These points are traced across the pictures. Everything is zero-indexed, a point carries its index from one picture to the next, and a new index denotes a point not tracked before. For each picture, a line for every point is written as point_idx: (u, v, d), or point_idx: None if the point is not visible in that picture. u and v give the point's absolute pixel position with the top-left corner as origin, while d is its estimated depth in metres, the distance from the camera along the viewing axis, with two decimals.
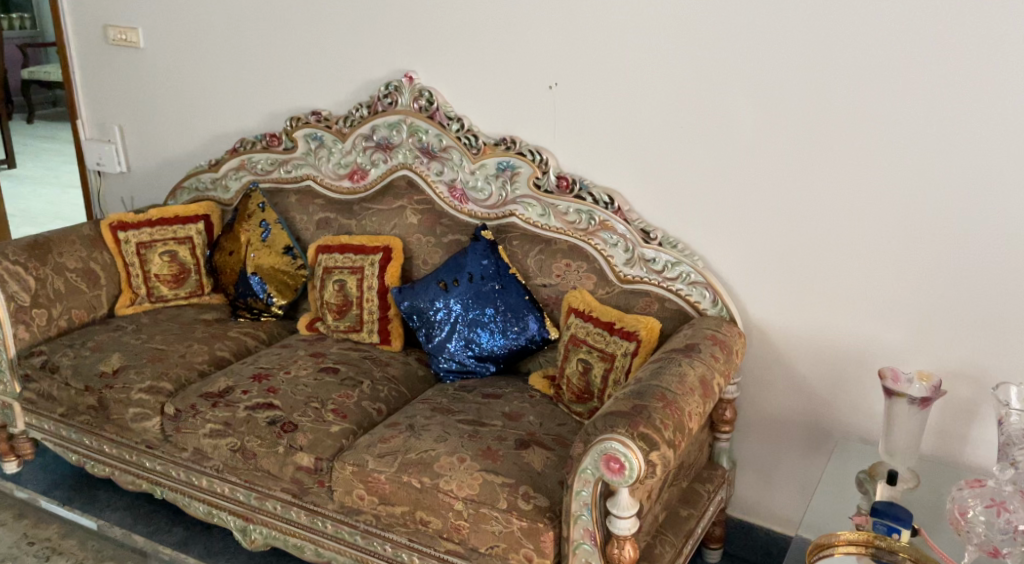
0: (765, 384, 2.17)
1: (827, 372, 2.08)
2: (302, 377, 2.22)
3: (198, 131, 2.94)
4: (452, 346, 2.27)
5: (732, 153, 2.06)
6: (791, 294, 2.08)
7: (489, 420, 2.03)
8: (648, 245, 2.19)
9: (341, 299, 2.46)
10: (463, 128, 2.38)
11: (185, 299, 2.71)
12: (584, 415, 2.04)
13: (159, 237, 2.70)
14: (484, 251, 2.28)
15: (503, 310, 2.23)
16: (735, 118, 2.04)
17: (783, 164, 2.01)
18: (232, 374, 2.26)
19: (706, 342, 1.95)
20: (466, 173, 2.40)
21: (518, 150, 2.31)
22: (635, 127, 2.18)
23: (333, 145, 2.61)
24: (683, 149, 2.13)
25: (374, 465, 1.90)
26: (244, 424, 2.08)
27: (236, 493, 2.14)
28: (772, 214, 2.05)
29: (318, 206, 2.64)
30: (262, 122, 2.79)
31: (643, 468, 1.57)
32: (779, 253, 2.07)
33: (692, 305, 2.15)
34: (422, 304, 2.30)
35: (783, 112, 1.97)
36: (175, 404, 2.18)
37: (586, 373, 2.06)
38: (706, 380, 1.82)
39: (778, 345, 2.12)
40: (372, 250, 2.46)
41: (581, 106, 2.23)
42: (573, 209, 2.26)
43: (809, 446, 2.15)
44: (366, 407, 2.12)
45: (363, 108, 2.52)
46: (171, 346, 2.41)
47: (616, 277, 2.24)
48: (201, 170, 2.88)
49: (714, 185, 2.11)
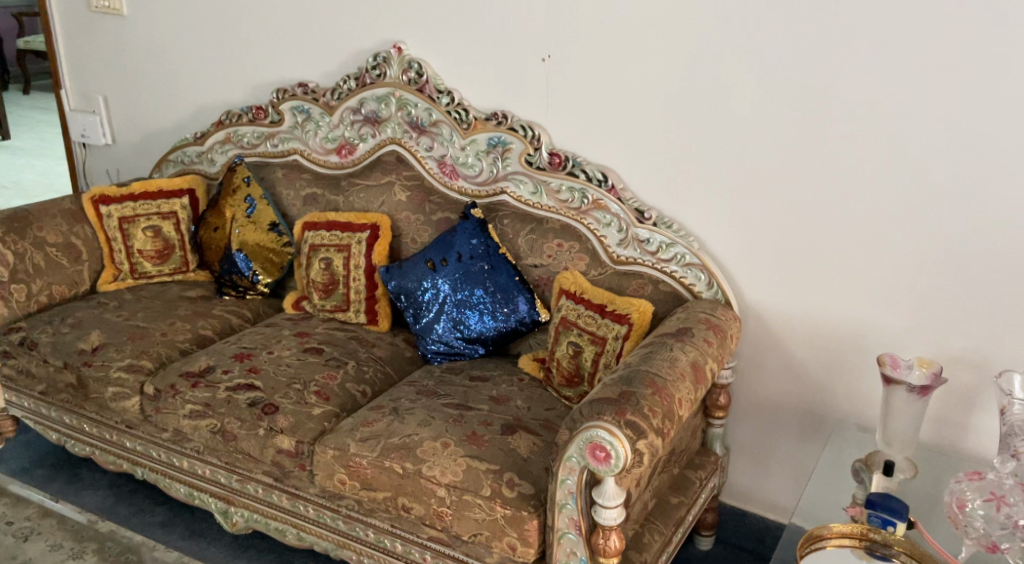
0: (763, 371, 2.10)
1: (824, 357, 2.01)
2: (285, 357, 2.17)
3: (184, 103, 2.86)
4: (440, 328, 2.21)
5: (732, 134, 1.99)
6: (791, 280, 2.01)
7: (476, 403, 1.97)
8: (642, 225, 2.12)
9: (327, 278, 2.40)
10: (453, 102, 2.30)
11: (170, 275, 2.65)
12: (574, 399, 2.00)
13: (142, 212, 2.63)
14: (473, 230, 2.22)
15: (492, 291, 2.17)
16: (734, 96, 1.96)
17: (784, 145, 1.93)
18: (214, 354, 2.21)
19: (700, 326, 1.89)
20: (456, 149, 2.32)
21: (510, 125, 2.24)
22: (633, 104, 2.10)
23: (320, 118, 2.53)
24: (680, 126, 2.05)
25: (356, 450, 1.85)
26: (224, 405, 2.02)
27: (218, 475, 2.10)
28: (773, 197, 1.98)
29: (305, 182, 2.57)
30: (248, 94, 2.71)
31: (630, 457, 1.52)
32: (779, 237, 2.00)
33: (687, 288, 2.09)
34: (410, 284, 2.24)
35: (785, 90, 1.90)
36: (154, 384, 2.13)
37: (576, 356, 2.01)
38: (698, 366, 1.76)
39: (775, 328, 2.06)
40: (359, 227, 2.39)
41: (574, 80, 2.15)
42: (566, 187, 2.19)
43: (805, 433, 2.09)
44: (350, 390, 2.06)
45: (351, 80, 2.43)
46: (152, 325, 2.35)
47: (610, 258, 2.17)
48: (187, 143, 2.80)
49: (713, 165, 2.03)
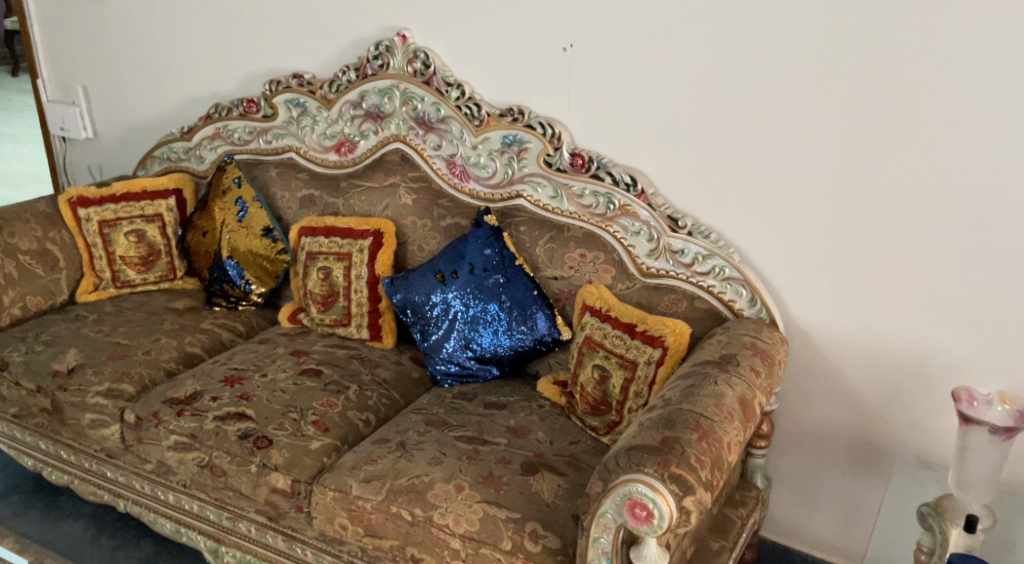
0: (809, 396, 1.90)
1: (880, 382, 1.80)
2: (280, 381, 1.96)
3: (170, 95, 2.64)
4: (450, 346, 2.01)
5: (778, 133, 1.77)
6: (844, 295, 1.80)
7: (493, 436, 1.77)
8: (675, 234, 1.90)
9: (326, 290, 2.19)
10: (463, 96, 2.08)
11: (155, 283, 2.44)
12: (601, 430, 1.80)
13: (124, 215, 2.42)
14: (487, 238, 2.00)
15: (508, 307, 1.97)
16: (782, 88, 1.74)
17: (838, 144, 1.72)
18: (202, 376, 2.00)
19: (745, 352, 1.68)
20: (466, 148, 2.10)
21: (527, 122, 2.01)
22: (665, 95, 1.88)
23: (317, 113, 2.31)
24: (718, 122, 1.83)
25: (359, 492, 1.65)
26: (212, 437, 1.82)
27: (206, 511, 1.90)
28: (823, 203, 1.76)
29: (301, 182, 2.36)
30: (239, 85, 2.49)
31: (675, 516, 1.31)
32: (831, 249, 1.79)
33: (727, 304, 1.88)
34: (418, 298, 2.04)
35: (837, 82, 1.68)
36: (135, 411, 1.92)
37: (602, 382, 1.81)
38: (747, 402, 1.55)
39: (825, 349, 1.85)
40: (361, 234, 2.18)
41: (599, 71, 1.93)
42: (590, 191, 1.97)
43: (856, 464, 1.89)
44: (352, 418, 1.86)
45: (350, 72, 2.21)
46: (135, 341, 2.14)
47: (638, 270, 1.96)
48: (173, 138, 2.58)
49: (755, 165, 1.82)
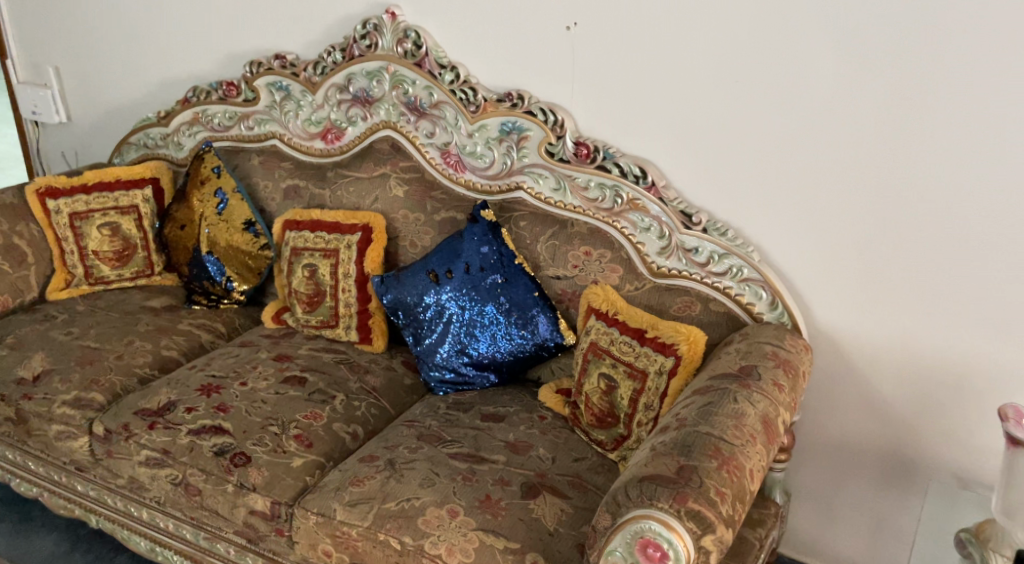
0: (834, 406, 1.75)
1: (911, 392, 1.66)
2: (260, 390, 1.81)
3: (147, 77, 2.47)
4: (444, 351, 1.87)
5: (806, 122, 1.61)
6: (874, 298, 1.65)
7: (490, 453, 1.63)
8: (689, 231, 1.75)
9: (312, 289, 2.04)
10: (458, 79, 1.91)
11: (132, 280, 2.29)
12: (607, 445, 1.66)
13: (97, 207, 2.26)
14: (484, 235, 1.85)
15: (507, 310, 1.82)
16: (811, 72, 1.58)
17: (873, 135, 1.56)
18: (177, 384, 1.85)
19: (767, 364, 1.53)
20: (462, 135, 1.94)
21: (527, 108, 1.85)
22: (678, 78, 1.71)
23: (301, 97, 2.15)
24: (736, 109, 1.67)
25: (344, 517, 1.51)
26: (186, 453, 1.68)
27: (183, 531, 1.76)
28: (854, 199, 1.61)
29: (285, 172, 2.20)
30: (219, 66, 2.32)
31: (693, 556, 1.17)
32: (861, 248, 1.63)
33: (745, 308, 1.73)
34: (409, 299, 1.89)
35: (874, 66, 1.52)
36: (104, 422, 1.78)
37: (609, 393, 1.66)
38: (770, 421, 1.40)
39: (851, 356, 1.70)
40: (349, 229, 2.03)
41: (605, 52, 1.77)
42: (595, 184, 1.81)
43: (884, 480, 1.75)
44: (338, 432, 1.72)
45: (336, 52, 2.04)
46: (106, 345, 1.99)
47: (648, 270, 1.81)
48: (150, 123, 2.42)
49: (779, 157, 1.66)
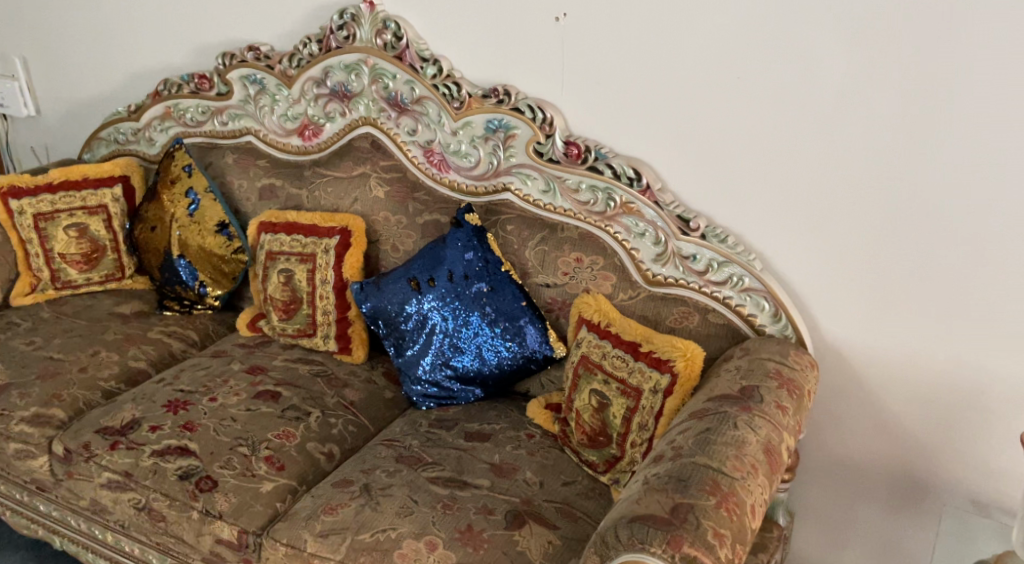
0: (840, 424, 1.64)
1: (923, 410, 1.56)
2: (230, 407, 1.70)
3: (116, 69, 2.34)
4: (426, 364, 1.76)
5: (814, 122, 1.50)
6: (885, 311, 1.54)
7: (473, 478, 1.52)
8: (686, 237, 1.63)
9: (288, 296, 1.93)
10: (440, 73, 1.79)
11: (101, 284, 2.18)
12: (599, 467, 1.55)
13: (63, 207, 2.14)
14: (468, 241, 1.74)
15: (493, 320, 1.71)
16: (819, 67, 1.46)
17: (885, 136, 1.45)
18: (142, 400, 1.74)
19: (770, 384, 1.42)
20: (445, 133, 1.82)
21: (514, 105, 1.73)
22: (673, 70, 1.59)
23: (276, 90, 2.02)
24: (737, 109, 1.55)
25: (315, 549, 1.40)
26: (148, 476, 1.57)
27: (148, 556, 1.66)
28: (866, 205, 1.50)
29: (261, 170, 2.08)
30: (191, 58, 2.19)
31: None
32: (872, 258, 1.52)
33: (746, 320, 1.62)
34: (389, 308, 1.78)
35: (888, 61, 1.41)
36: (64, 442, 1.67)
37: (601, 411, 1.55)
38: (773, 449, 1.29)
39: (859, 372, 1.60)
40: (326, 232, 1.91)
41: (597, 45, 1.65)
42: (587, 186, 1.69)
43: (893, 502, 1.64)
44: (312, 452, 1.61)
45: (312, 44, 1.91)
46: (70, 356, 1.88)
47: (643, 278, 1.69)
48: (120, 117, 2.29)
49: (783, 158, 1.54)
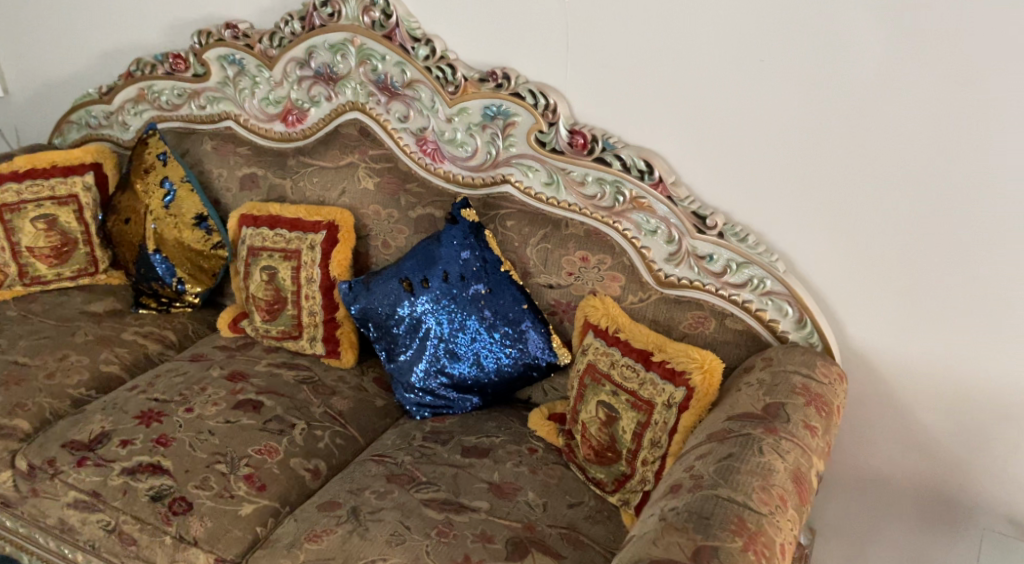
0: (868, 438, 1.52)
1: (959, 425, 1.44)
2: (208, 418, 1.58)
3: (87, 47, 2.19)
4: (420, 371, 1.63)
5: (844, 110, 1.36)
6: (919, 318, 1.42)
7: (471, 499, 1.40)
8: (703, 236, 1.50)
9: (271, 295, 1.79)
10: (433, 55, 1.64)
11: (72, 279, 2.04)
12: (607, 486, 1.43)
13: (30, 197, 1.98)
14: (464, 238, 1.60)
15: (492, 324, 1.58)
16: (852, 51, 1.32)
17: (925, 127, 1.31)
18: (113, 410, 1.62)
19: (797, 400, 1.29)
20: (440, 120, 1.68)
21: (514, 90, 1.58)
22: (689, 50, 1.45)
23: (257, 72, 1.87)
24: (760, 96, 1.42)
25: None
26: (118, 497, 1.44)
27: None
28: (901, 202, 1.37)
29: (241, 158, 1.93)
30: (166, 36, 2.04)
31: None
32: (906, 259, 1.39)
33: (767, 325, 1.49)
34: (380, 310, 1.65)
35: (930, 43, 1.27)
36: (27, 457, 1.54)
37: (609, 426, 1.43)
38: (802, 476, 1.17)
39: (888, 382, 1.47)
40: (311, 227, 1.77)
41: (604, 25, 1.50)
42: (594, 179, 1.56)
43: (924, 520, 1.53)
44: (296, 470, 1.49)
45: (294, 22, 1.75)
46: (36, 360, 1.75)
47: (654, 279, 1.56)
48: (90, 100, 2.14)
49: (808, 149, 1.41)
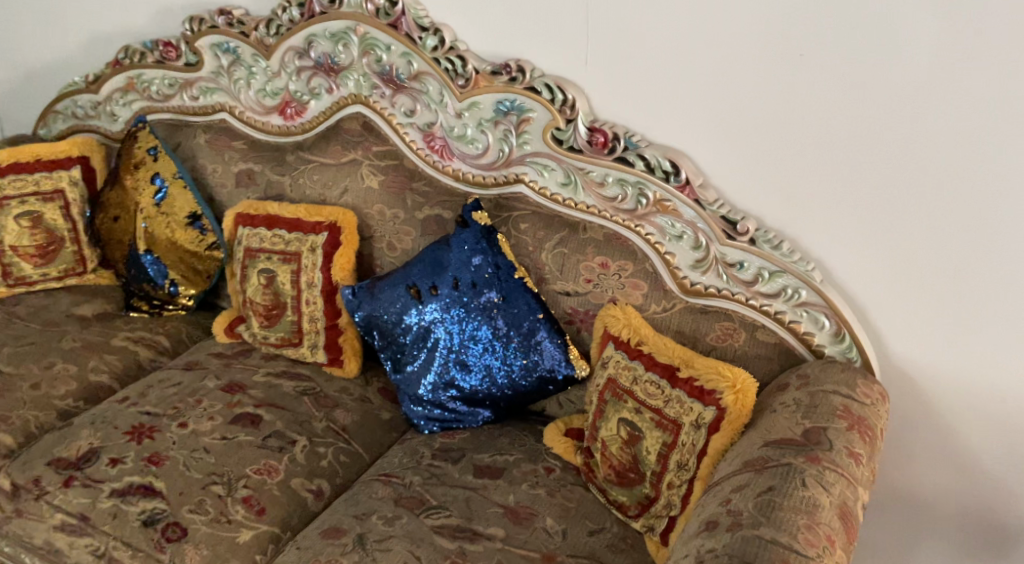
0: (906, 457, 1.44)
1: (1004, 445, 1.35)
2: (204, 435, 1.48)
3: (72, 33, 2.07)
4: (428, 383, 1.53)
5: (889, 109, 1.26)
6: (966, 331, 1.32)
7: (485, 526, 1.31)
8: (733, 243, 1.40)
9: (270, 300, 1.69)
10: (441, 46, 1.52)
11: (59, 280, 1.93)
12: (630, 510, 1.34)
13: (12, 192, 1.87)
14: (476, 242, 1.50)
15: (505, 335, 1.48)
16: (900, 45, 1.22)
17: (979, 129, 1.21)
18: (102, 425, 1.52)
19: (839, 424, 1.19)
20: (448, 115, 1.57)
21: (529, 84, 1.48)
22: (720, 42, 1.34)
23: (252, 62, 1.76)
24: (798, 93, 1.31)
25: None
26: (108, 521, 1.34)
27: None
28: (949, 208, 1.27)
29: (236, 153, 1.82)
30: (155, 21, 1.92)
31: None
32: (953, 269, 1.30)
33: (801, 338, 1.39)
34: (385, 318, 1.55)
35: (988, 37, 1.17)
36: (11, 476, 1.43)
37: (633, 446, 1.34)
38: (848, 511, 1.08)
39: (930, 398, 1.38)
40: (312, 228, 1.67)
41: (628, 14, 1.39)
42: (615, 180, 1.45)
43: (961, 542, 1.45)
44: (298, 491, 1.40)
45: (292, 9, 1.64)
46: (20, 369, 1.64)
47: (679, 287, 1.46)
48: (76, 89, 2.02)
49: (849, 150, 1.31)
